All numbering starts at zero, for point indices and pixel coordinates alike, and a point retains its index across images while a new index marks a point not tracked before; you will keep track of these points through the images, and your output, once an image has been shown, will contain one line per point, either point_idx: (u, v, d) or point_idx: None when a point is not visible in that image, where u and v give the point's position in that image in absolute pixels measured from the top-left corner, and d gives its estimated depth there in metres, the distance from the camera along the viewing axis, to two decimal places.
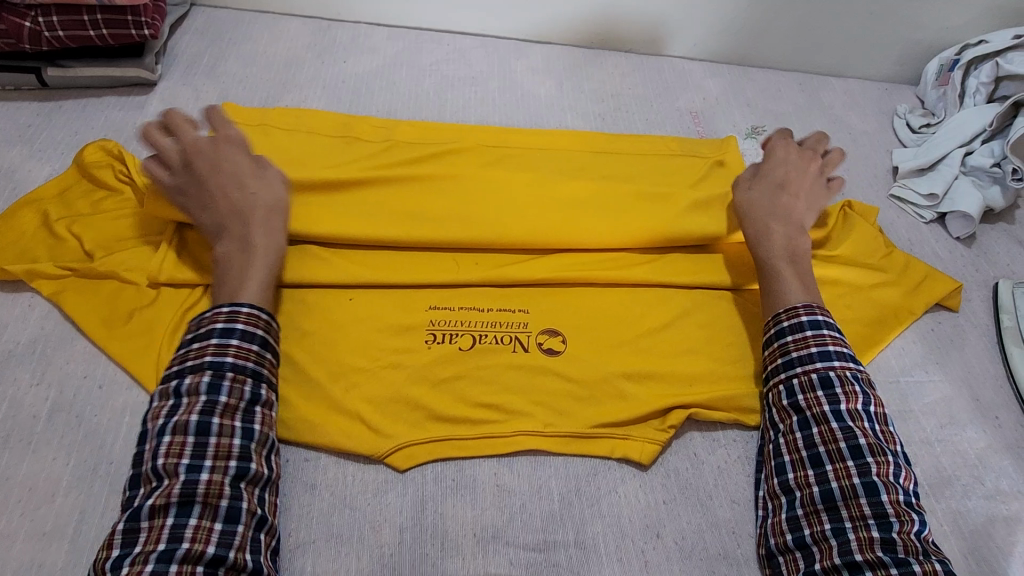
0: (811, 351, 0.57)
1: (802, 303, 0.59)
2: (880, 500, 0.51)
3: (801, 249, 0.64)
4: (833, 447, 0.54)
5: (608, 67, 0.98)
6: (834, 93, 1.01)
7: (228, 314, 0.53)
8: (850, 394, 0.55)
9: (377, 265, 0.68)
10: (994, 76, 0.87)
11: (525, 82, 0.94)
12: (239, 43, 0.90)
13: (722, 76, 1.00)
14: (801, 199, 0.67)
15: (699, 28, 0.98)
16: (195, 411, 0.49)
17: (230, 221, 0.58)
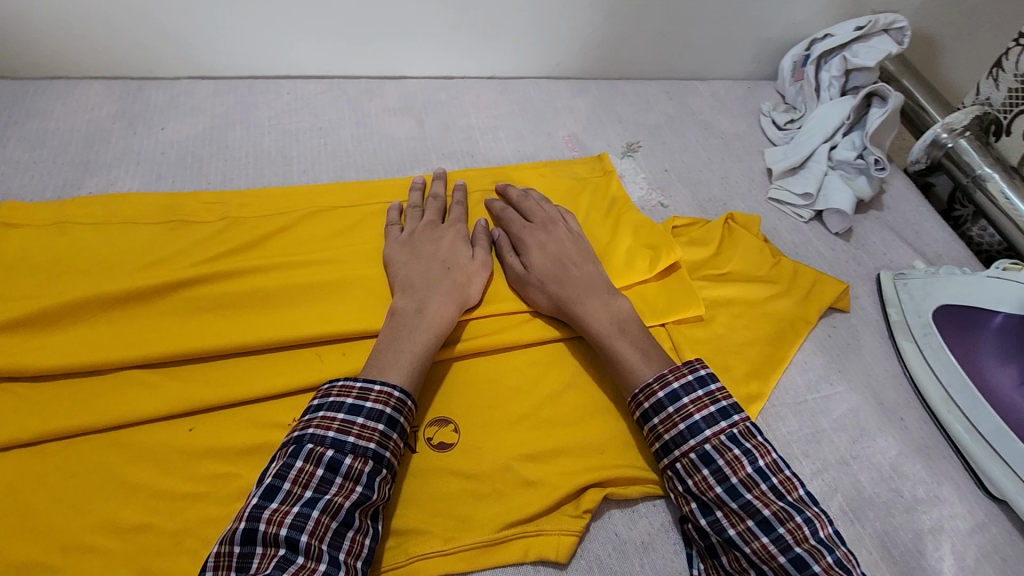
0: (680, 431, 0.53)
1: (653, 376, 0.56)
2: (813, 570, 0.47)
3: (621, 315, 0.61)
4: (743, 527, 0.50)
5: (470, 98, 0.91)
6: (701, 97, 1.00)
7: (399, 401, 0.51)
8: (733, 463, 0.51)
9: (221, 379, 0.57)
10: (843, 69, 0.89)
11: (381, 126, 0.85)
12: (22, 122, 0.74)
13: (590, 94, 0.96)
14: (584, 264, 0.64)
15: (559, 46, 0.93)
16: (349, 497, 0.46)
17: (456, 281, 0.61)
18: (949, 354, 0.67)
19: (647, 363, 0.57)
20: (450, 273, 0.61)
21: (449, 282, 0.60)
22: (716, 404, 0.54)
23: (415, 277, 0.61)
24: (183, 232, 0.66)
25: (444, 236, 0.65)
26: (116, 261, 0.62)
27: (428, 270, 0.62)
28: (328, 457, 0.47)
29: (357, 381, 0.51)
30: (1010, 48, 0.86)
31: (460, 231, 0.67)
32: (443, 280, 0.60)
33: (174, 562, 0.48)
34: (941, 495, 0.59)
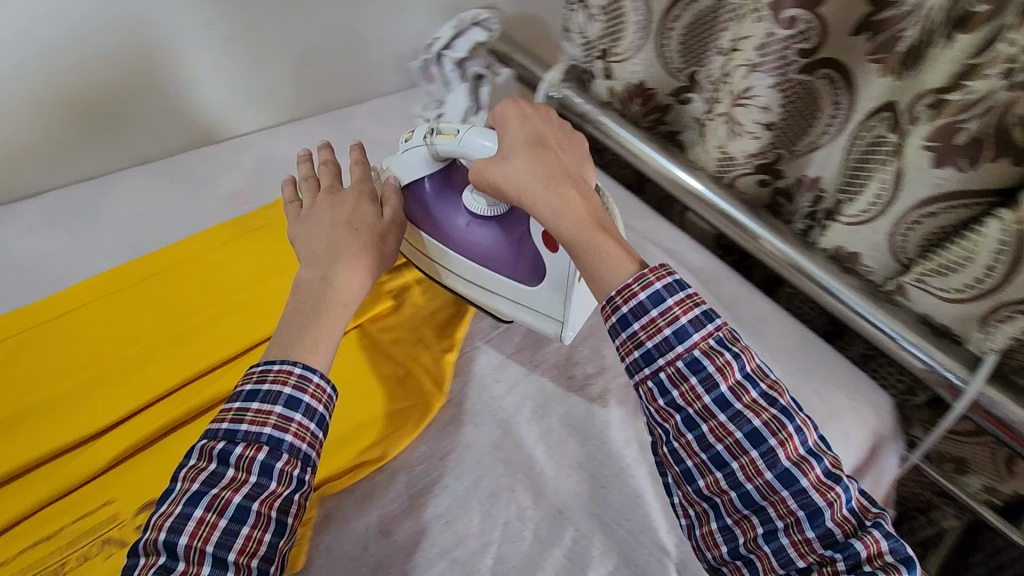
0: (668, 338, 0.56)
1: (634, 276, 0.57)
2: (801, 485, 0.53)
3: (598, 211, 0.62)
4: (731, 441, 0.55)
5: (120, 192, 0.89)
6: (362, 117, 1.09)
7: (297, 379, 0.57)
8: (725, 369, 0.55)
9: None
10: (455, 64, 1.06)
11: (29, 250, 0.82)
12: None
13: (253, 146, 1.00)
14: (567, 158, 0.65)
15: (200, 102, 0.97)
16: (238, 493, 0.53)
17: (359, 248, 0.65)
18: (416, 222, 0.74)
19: (623, 257, 0.59)
20: (358, 234, 0.66)
21: (359, 248, 0.65)
22: (703, 309, 0.57)
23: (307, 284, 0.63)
24: None
25: (348, 199, 0.69)
26: None
27: (320, 253, 0.64)
28: (219, 450, 0.54)
29: (256, 369, 0.58)
30: (570, 12, 1.05)
31: (365, 189, 0.70)
32: (351, 244, 0.65)
33: None
34: (607, 364, 0.73)
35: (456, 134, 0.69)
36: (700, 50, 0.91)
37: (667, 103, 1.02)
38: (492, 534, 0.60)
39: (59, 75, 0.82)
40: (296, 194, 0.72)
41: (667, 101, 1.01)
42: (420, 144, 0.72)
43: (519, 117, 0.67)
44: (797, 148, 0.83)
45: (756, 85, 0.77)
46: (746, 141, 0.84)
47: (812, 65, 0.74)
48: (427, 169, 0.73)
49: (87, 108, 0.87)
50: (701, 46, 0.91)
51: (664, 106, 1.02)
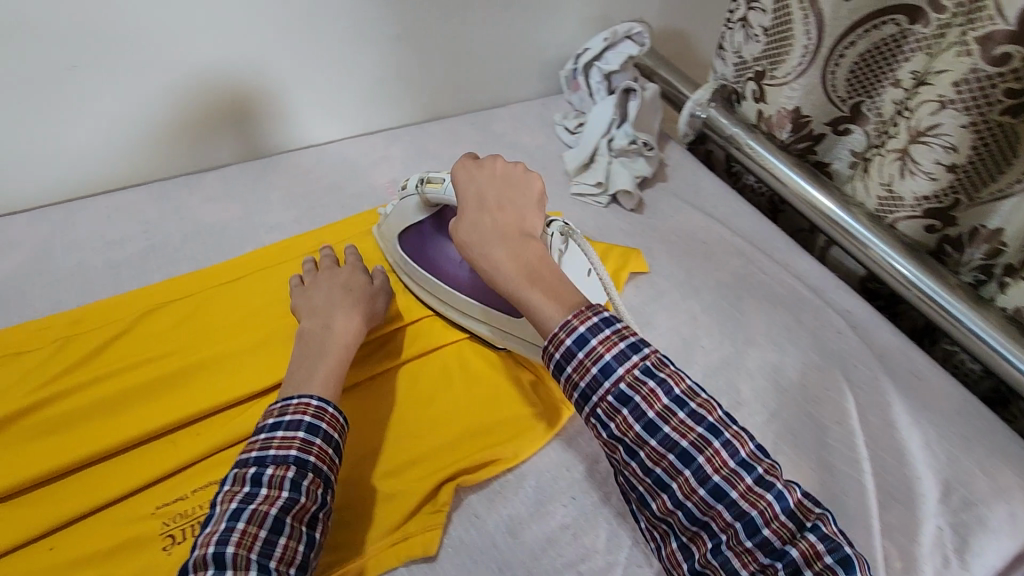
0: (595, 375, 0.55)
1: (560, 324, 0.57)
2: (732, 497, 0.51)
3: (535, 263, 0.61)
4: (665, 464, 0.53)
5: (289, 169, 0.98)
6: (503, 121, 1.12)
7: (315, 409, 0.57)
8: (651, 397, 0.54)
9: None
10: (603, 75, 1.06)
11: (205, 215, 0.90)
12: None
13: (402, 140, 1.06)
14: (511, 212, 0.65)
15: (363, 92, 1.01)
16: (274, 505, 0.51)
17: (357, 303, 0.70)
18: (416, 264, 0.77)
19: (552, 306, 0.58)
20: (350, 297, 0.70)
21: (348, 307, 0.69)
22: (628, 339, 0.56)
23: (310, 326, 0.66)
24: (15, 364, 0.67)
25: (339, 273, 0.74)
26: None
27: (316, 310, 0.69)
28: (253, 472, 0.53)
29: (275, 406, 0.58)
30: (724, 31, 1.03)
31: (354, 266, 0.76)
32: (345, 300, 0.69)
33: None
34: (741, 400, 0.72)
35: (442, 184, 0.71)
36: (874, 80, 0.86)
37: (822, 132, 0.95)
38: (619, 553, 0.59)
39: (250, 54, 0.87)
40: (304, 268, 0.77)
41: (822, 129, 0.95)
42: (413, 194, 0.75)
43: (467, 166, 0.68)
44: (980, 195, 0.76)
45: (944, 122, 0.72)
46: (920, 181, 0.78)
47: (1016, 107, 0.68)
48: (420, 215, 0.76)
49: (266, 88, 0.92)
50: (876, 78, 0.86)
51: (817, 135, 0.96)
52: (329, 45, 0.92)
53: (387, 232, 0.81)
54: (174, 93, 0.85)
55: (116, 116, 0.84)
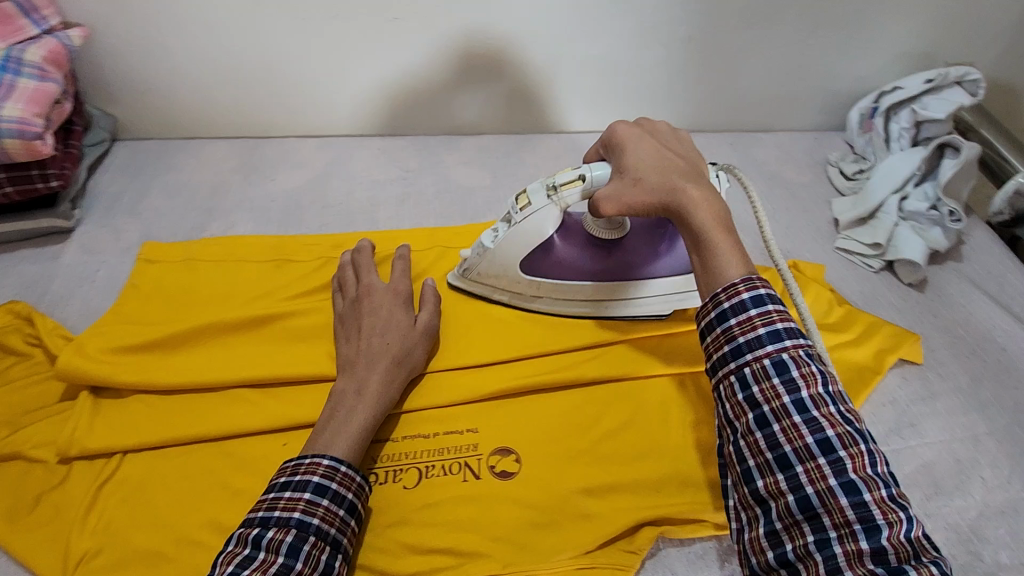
0: (760, 336, 0.48)
1: (739, 277, 0.50)
2: (863, 499, 0.43)
3: (724, 215, 0.55)
4: (799, 444, 0.45)
5: (540, 151, 0.98)
6: (766, 148, 1.02)
7: (327, 468, 0.51)
8: (809, 378, 0.46)
9: (225, 399, 0.63)
10: (913, 121, 0.90)
11: (458, 177, 0.93)
12: (164, 175, 0.89)
13: None
14: (684, 167, 0.58)
15: (634, 88, 0.97)
16: (270, 572, 0.45)
17: (399, 355, 0.61)
18: (546, 279, 0.69)
19: (739, 260, 0.51)
20: (389, 343, 0.61)
21: (388, 360, 0.60)
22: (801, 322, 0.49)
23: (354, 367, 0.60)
24: (286, 271, 0.76)
25: (384, 304, 0.65)
26: (227, 296, 0.72)
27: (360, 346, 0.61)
28: (254, 534, 0.48)
29: (290, 462, 0.52)
30: None
31: (401, 293, 0.66)
32: (383, 357, 0.60)
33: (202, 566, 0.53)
34: None
35: (581, 177, 0.61)
36: None
37: None
38: None
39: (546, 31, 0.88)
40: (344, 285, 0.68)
41: None
42: (544, 204, 0.64)
43: (629, 126, 0.61)
44: None
45: None
46: None
47: None
48: (553, 227, 0.65)
49: (546, 65, 0.92)
50: None
51: None
52: (621, 29, 0.90)
53: (496, 267, 0.69)
54: (466, 58, 0.90)
55: (415, 64, 0.90)
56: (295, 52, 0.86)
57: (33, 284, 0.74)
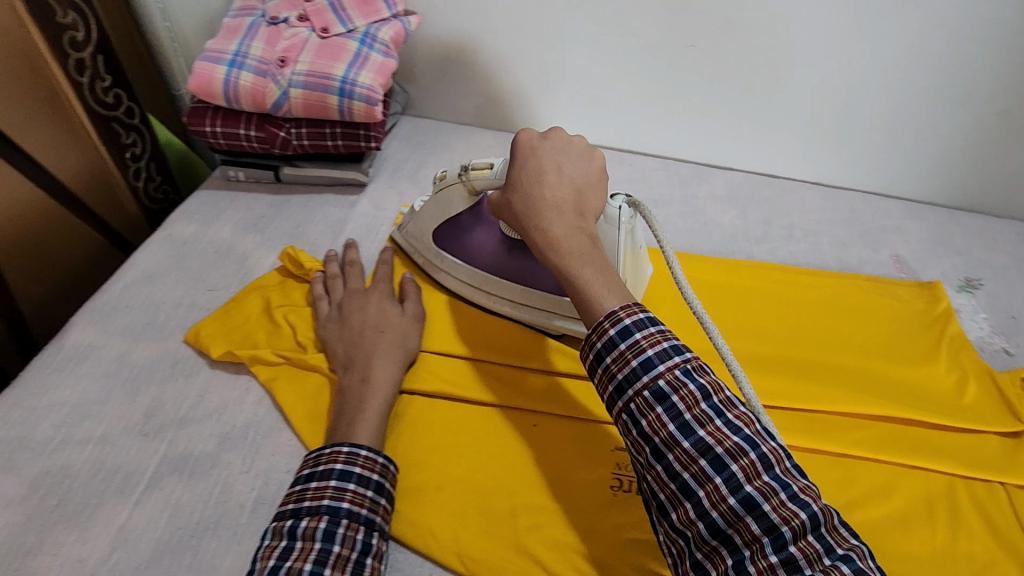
0: (633, 368, 0.45)
1: (604, 315, 0.47)
2: (764, 511, 0.39)
3: (593, 246, 0.53)
4: (696, 470, 0.42)
5: (794, 199, 0.95)
6: None
7: (348, 455, 0.53)
8: (689, 398, 0.43)
9: (486, 371, 0.68)
10: None
11: (708, 208, 0.92)
12: (439, 151, 0.98)
13: (925, 218, 0.92)
14: (562, 192, 0.57)
15: (916, 151, 0.91)
16: (310, 558, 0.46)
17: (393, 340, 0.65)
18: (453, 256, 0.74)
19: (604, 291, 0.49)
20: (384, 334, 0.65)
21: (386, 343, 0.65)
22: (672, 340, 0.45)
23: (350, 353, 0.64)
24: None
25: (369, 303, 0.68)
26: None
27: (359, 338, 0.65)
28: (287, 527, 0.49)
29: (310, 456, 0.54)
30: None
31: (383, 291, 0.71)
32: (378, 346, 0.64)
33: (464, 516, 0.57)
34: None
35: (490, 165, 0.65)
36: None
37: None
38: None
39: (840, 86, 0.87)
40: (323, 286, 0.72)
41: None
42: (455, 182, 0.69)
43: (528, 141, 0.59)
44: None
45: None
46: None
47: None
48: (460, 206, 0.71)
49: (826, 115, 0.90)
50: None
51: None
52: (923, 89, 0.84)
53: (418, 232, 0.77)
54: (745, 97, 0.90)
55: (691, 95, 0.92)
56: (585, 62, 0.92)
57: (333, 227, 0.84)
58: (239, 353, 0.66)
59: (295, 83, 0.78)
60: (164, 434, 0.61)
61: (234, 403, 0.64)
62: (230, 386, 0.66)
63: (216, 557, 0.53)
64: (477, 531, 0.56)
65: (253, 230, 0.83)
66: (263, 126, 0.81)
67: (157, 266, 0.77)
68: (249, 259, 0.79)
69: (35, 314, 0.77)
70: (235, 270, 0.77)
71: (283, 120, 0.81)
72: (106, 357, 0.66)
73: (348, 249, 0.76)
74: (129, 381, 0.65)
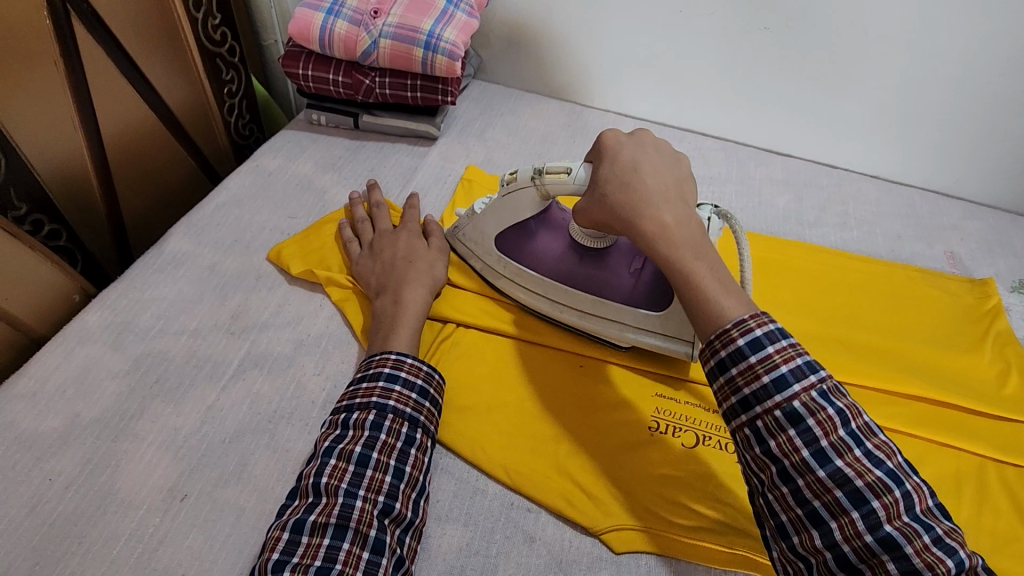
0: (766, 386, 0.46)
1: (732, 322, 0.48)
2: (904, 551, 0.42)
3: (702, 240, 0.53)
4: (830, 499, 0.45)
5: (852, 190, 0.96)
6: None
7: (395, 360, 0.58)
8: (826, 424, 0.45)
9: (535, 315, 0.73)
10: None
11: (764, 190, 0.94)
12: (507, 115, 1.03)
13: (984, 220, 0.92)
14: (662, 183, 0.57)
15: (983, 153, 0.91)
16: (359, 443, 0.53)
17: (420, 268, 0.69)
18: (517, 262, 0.71)
19: (727, 296, 0.50)
20: (413, 264, 0.70)
21: (415, 272, 0.69)
22: (806, 357, 0.47)
23: (381, 284, 0.68)
24: None
25: (398, 240, 0.73)
26: None
27: (387, 271, 0.69)
28: (341, 418, 0.55)
29: (364, 361, 0.60)
30: None
31: (412, 230, 0.75)
32: (408, 275, 0.68)
33: (508, 438, 0.62)
34: None
35: (568, 169, 0.62)
36: None
37: None
38: None
39: (910, 82, 0.87)
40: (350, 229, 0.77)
41: None
42: (526, 185, 0.65)
43: (617, 142, 0.60)
44: None
45: None
46: None
47: None
48: (529, 210, 0.68)
49: (893, 108, 0.91)
50: None
51: None
52: (996, 89, 0.85)
53: (477, 235, 0.73)
54: (813, 84, 0.92)
55: (758, 79, 0.94)
56: (657, 39, 0.94)
57: (405, 173, 0.90)
58: (316, 273, 0.72)
59: (386, 34, 0.83)
60: (247, 335, 0.68)
61: (310, 315, 0.70)
62: (305, 301, 0.72)
63: (289, 440, 0.60)
64: (520, 452, 0.61)
65: (331, 169, 0.89)
66: (351, 73, 0.87)
67: (245, 192, 0.84)
68: (327, 194, 0.85)
69: (135, 226, 0.86)
70: (314, 203, 0.84)
71: (369, 69, 0.88)
72: (200, 265, 0.74)
73: (370, 193, 0.80)
74: (219, 287, 0.72)
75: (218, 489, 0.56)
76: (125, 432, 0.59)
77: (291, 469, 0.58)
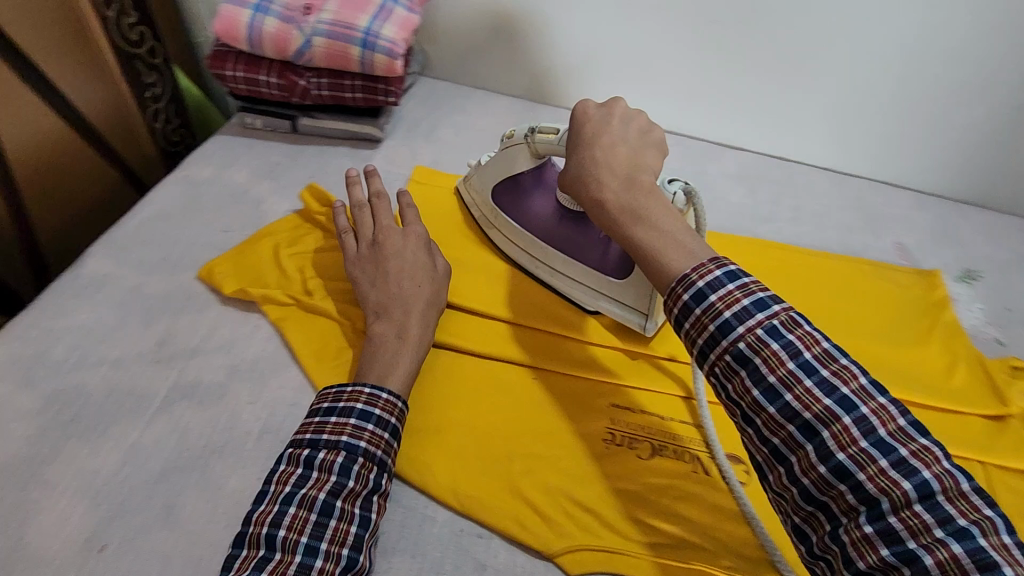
0: (712, 333, 0.40)
1: (677, 278, 0.43)
2: (859, 480, 0.36)
3: (648, 202, 0.49)
4: (785, 434, 0.38)
5: (803, 183, 0.95)
6: None
7: (369, 396, 0.54)
8: (773, 359, 0.38)
9: (483, 326, 0.70)
10: None
11: (718, 186, 0.93)
12: (455, 113, 0.99)
13: (930, 210, 0.93)
14: (619, 156, 0.54)
15: (928, 144, 0.91)
16: (324, 490, 0.49)
17: (424, 291, 0.65)
18: (508, 216, 0.76)
19: (672, 253, 0.45)
20: (418, 283, 0.65)
21: (421, 294, 0.65)
22: (754, 295, 0.40)
23: (382, 304, 0.64)
24: None
25: (404, 248, 0.68)
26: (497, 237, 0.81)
27: (391, 287, 0.65)
28: (305, 456, 0.51)
29: (335, 389, 0.56)
30: None
31: (419, 236, 0.70)
32: (417, 301, 0.63)
33: (456, 458, 0.59)
34: None
35: (557, 130, 0.68)
36: None
37: None
38: None
39: (857, 75, 0.87)
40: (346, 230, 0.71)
41: None
42: (520, 142, 0.72)
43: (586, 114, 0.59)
44: None
45: None
46: None
47: None
48: (523, 164, 0.74)
49: (842, 102, 0.91)
50: None
51: None
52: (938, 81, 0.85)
53: (480, 185, 0.80)
54: (763, 79, 0.91)
55: (708, 73, 0.92)
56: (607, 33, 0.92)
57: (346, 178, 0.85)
58: (250, 291, 0.68)
59: (319, 32, 0.78)
60: (174, 363, 0.63)
61: (244, 338, 0.66)
62: (239, 323, 0.67)
63: (220, 477, 0.55)
64: (468, 472, 0.58)
65: (268, 176, 0.84)
66: (284, 73, 0.82)
67: (173, 205, 0.78)
68: (264, 205, 0.80)
69: (53, 245, 0.79)
70: (249, 214, 0.79)
71: (304, 69, 0.83)
72: (123, 287, 0.68)
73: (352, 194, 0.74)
74: (144, 311, 0.66)
75: (141, 536, 0.51)
76: (35, 479, 0.54)
77: (223, 509, 0.53)
